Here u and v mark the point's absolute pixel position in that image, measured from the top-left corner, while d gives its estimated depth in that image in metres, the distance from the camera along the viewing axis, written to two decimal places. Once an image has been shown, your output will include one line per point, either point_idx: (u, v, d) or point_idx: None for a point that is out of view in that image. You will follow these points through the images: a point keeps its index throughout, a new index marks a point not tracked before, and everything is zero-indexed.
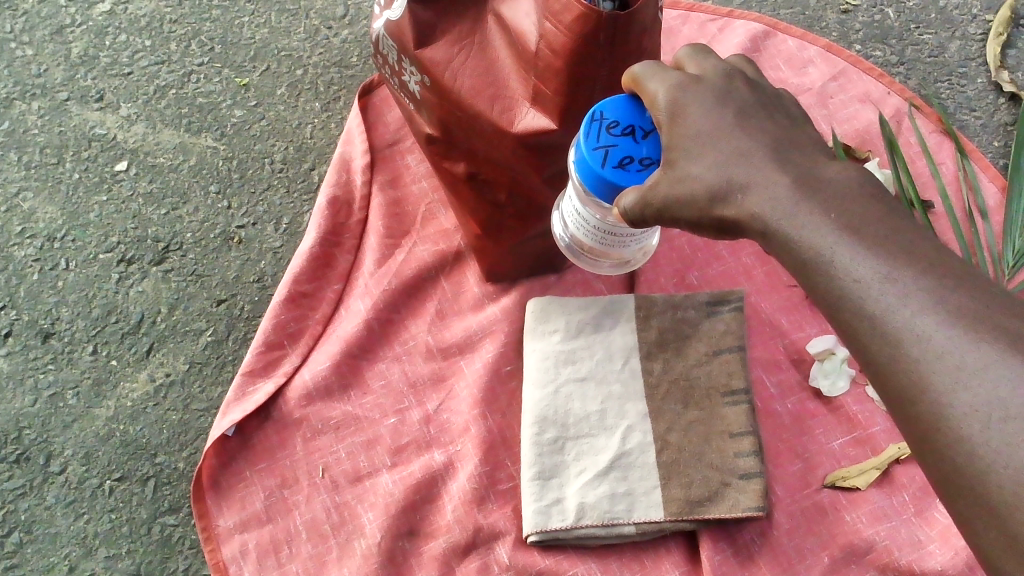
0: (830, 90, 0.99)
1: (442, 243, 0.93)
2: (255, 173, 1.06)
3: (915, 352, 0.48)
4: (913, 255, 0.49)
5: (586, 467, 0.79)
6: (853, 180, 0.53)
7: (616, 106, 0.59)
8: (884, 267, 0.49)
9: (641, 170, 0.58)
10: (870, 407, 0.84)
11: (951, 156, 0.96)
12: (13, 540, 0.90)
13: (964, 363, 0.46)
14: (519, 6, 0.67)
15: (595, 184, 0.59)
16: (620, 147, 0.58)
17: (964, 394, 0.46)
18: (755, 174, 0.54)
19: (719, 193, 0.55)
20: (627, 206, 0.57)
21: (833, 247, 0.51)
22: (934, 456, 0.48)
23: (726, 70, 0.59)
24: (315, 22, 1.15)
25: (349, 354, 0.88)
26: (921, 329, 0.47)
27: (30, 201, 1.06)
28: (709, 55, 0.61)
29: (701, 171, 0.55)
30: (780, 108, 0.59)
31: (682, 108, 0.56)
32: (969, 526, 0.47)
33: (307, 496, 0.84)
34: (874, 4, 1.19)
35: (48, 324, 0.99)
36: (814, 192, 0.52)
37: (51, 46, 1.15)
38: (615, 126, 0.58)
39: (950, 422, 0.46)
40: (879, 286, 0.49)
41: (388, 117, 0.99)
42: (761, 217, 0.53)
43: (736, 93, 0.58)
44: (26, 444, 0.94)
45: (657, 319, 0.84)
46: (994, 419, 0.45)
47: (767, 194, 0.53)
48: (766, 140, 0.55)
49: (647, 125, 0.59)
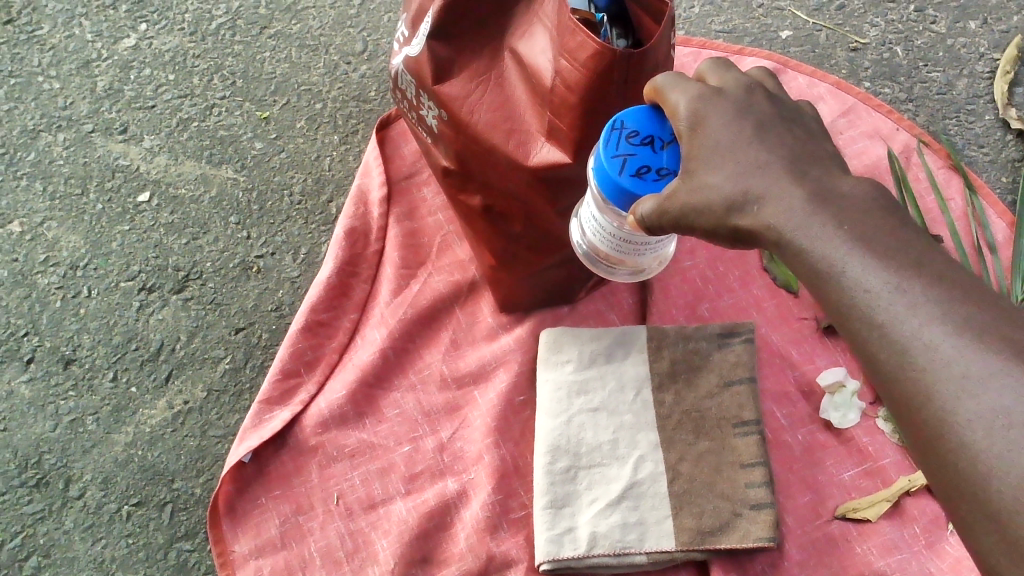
0: (839, 126, 1.01)
1: (457, 274, 0.94)
2: (274, 205, 1.08)
3: (921, 360, 0.49)
4: (923, 268, 0.50)
5: (598, 496, 0.80)
6: (866, 195, 0.54)
7: (636, 116, 0.60)
8: (894, 277, 0.50)
9: (658, 180, 0.59)
10: (881, 439, 0.84)
11: (959, 192, 0.97)
12: (31, 564, 0.91)
13: (970, 371, 0.47)
14: (535, 43, 0.69)
15: (612, 191, 0.60)
16: (639, 156, 0.59)
17: (969, 401, 0.47)
18: (771, 186, 0.55)
19: (735, 203, 0.56)
20: (644, 212, 0.57)
21: (845, 259, 0.52)
22: (938, 467, 0.49)
23: (746, 83, 0.60)
24: (335, 57, 1.18)
25: (364, 383, 0.89)
26: (928, 339, 0.49)
27: (54, 229, 1.08)
28: (730, 68, 0.62)
29: (718, 181, 0.56)
30: (795, 120, 0.60)
31: (702, 118, 0.57)
32: (974, 540, 0.48)
33: (321, 523, 0.85)
34: (882, 42, 1.21)
35: (70, 350, 1.01)
36: (827, 206, 0.53)
37: (77, 80, 1.18)
38: (634, 135, 0.59)
39: (952, 431, 0.47)
40: (889, 296, 0.50)
41: (405, 150, 1.01)
42: (776, 229, 0.54)
43: (756, 105, 0.59)
44: (46, 469, 0.95)
45: (669, 350, 0.86)
46: (998, 426, 0.46)
47: (782, 206, 0.54)
48: (778, 159, 0.56)
49: (665, 136, 0.60)
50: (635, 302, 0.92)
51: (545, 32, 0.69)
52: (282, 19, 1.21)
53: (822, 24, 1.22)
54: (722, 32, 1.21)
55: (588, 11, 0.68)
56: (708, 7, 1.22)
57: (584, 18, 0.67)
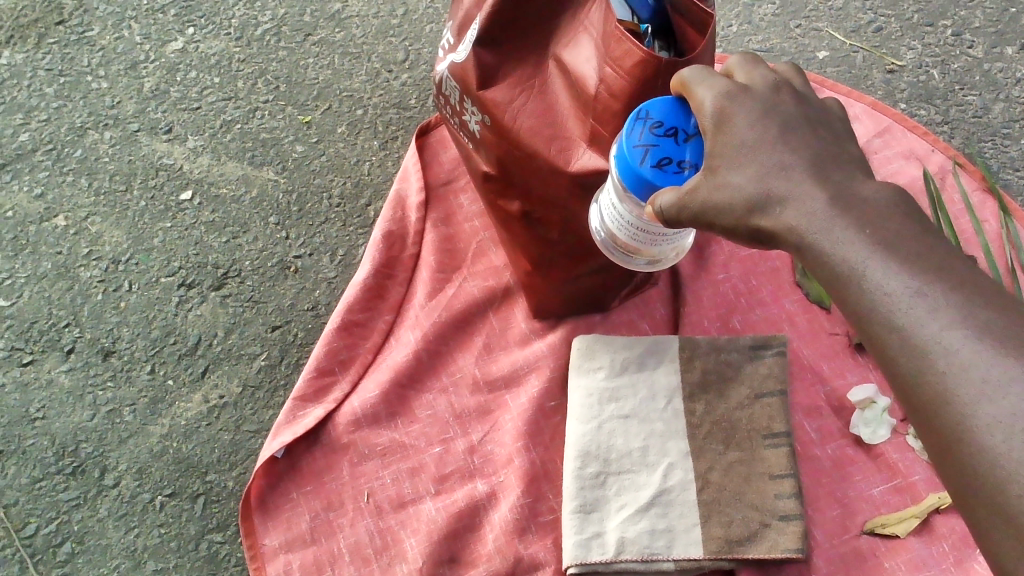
0: (874, 146, 1.02)
1: (492, 279, 0.95)
2: (313, 207, 1.10)
3: (943, 363, 0.50)
4: (944, 275, 0.51)
5: (627, 502, 0.80)
6: (887, 199, 0.55)
7: (662, 107, 0.60)
8: (916, 283, 0.51)
9: (679, 172, 0.60)
10: (910, 456, 0.84)
11: (995, 214, 0.97)
12: (65, 549, 0.92)
13: (989, 376, 0.48)
14: (580, 51, 0.71)
15: (634, 181, 0.60)
16: (661, 147, 0.59)
17: (988, 406, 0.48)
18: (794, 189, 0.56)
19: (757, 204, 0.57)
20: (664, 204, 0.58)
21: (867, 264, 0.53)
22: (955, 473, 0.50)
23: (774, 81, 0.60)
24: (377, 65, 1.21)
25: (397, 383, 0.90)
26: (948, 343, 0.50)
27: (98, 225, 1.10)
28: (759, 64, 0.62)
29: (741, 181, 0.57)
30: (816, 119, 0.60)
31: (728, 117, 0.58)
32: (989, 548, 0.49)
33: (351, 520, 0.86)
34: (919, 65, 1.22)
35: (109, 342, 1.03)
36: (849, 210, 0.54)
37: (125, 80, 1.21)
38: (658, 127, 0.59)
39: (970, 434, 0.48)
40: (910, 300, 0.51)
41: (444, 157, 1.03)
42: (797, 231, 0.55)
43: (782, 104, 0.59)
44: (82, 457, 0.96)
45: (701, 360, 0.86)
46: (1016, 430, 0.47)
47: (803, 209, 0.55)
48: (819, 164, 0.57)
49: (690, 129, 0.61)
50: (667, 313, 0.93)
51: (591, 40, 0.70)
52: (326, 27, 1.24)
53: (860, 45, 1.23)
54: (760, 50, 1.22)
55: (633, 22, 0.69)
56: (746, 27, 1.24)
57: (628, 29, 0.68)
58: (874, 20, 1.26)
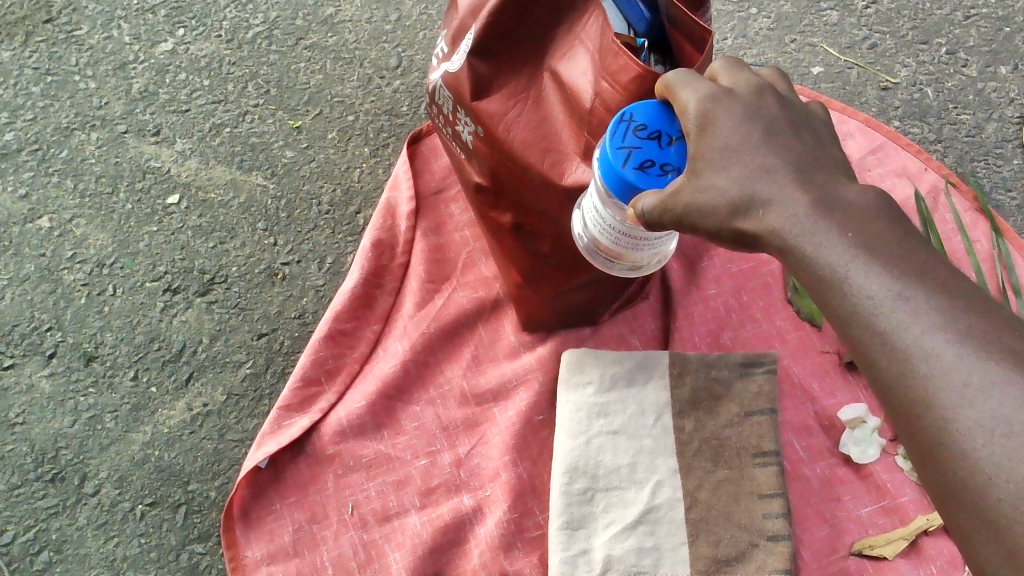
0: (868, 163, 1.01)
1: (481, 290, 0.95)
2: (302, 213, 1.09)
3: (924, 369, 0.49)
4: (925, 277, 0.51)
5: (614, 519, 0.79)
6: (877, 207, 0.54)
7: (646, 110, 0.59)
8: (898, 286, 0.50)
9: (662, 175, 0.59)
10: (900, 476, 0.84)
11: (986, 235, 0.97)
12: (42, 558, 0.90)
13: (970, 380, 0.47)
14: (576, 64, 0.70)
15: (616, 184, 0.59)
16: (645, 150, 0.59)
17: (968, 410, 0.47)
18: (777, 192, 0.55)
19: (740, 206, 0.56)
20: (646, 207, 0.57)
21: (848, 266, 0.52)
22: (943, 504, 0.49)
23: (758, 84, 0.60)
24: (369, 71, 1.20)
25: (384, 395, 0.89)
26: (929, 347, 0.49)
27: (83, 227, 1.09)
28: (742, 68, 0.61)
29: (724, 183, 0.56)
30: (803, 128, 0.59)
31: (711, 120, 0.57)
32: None
33: (335, 533, 0.84)
34: (913, 83, 1.22)
35: (92, 348, 1.01)
36: (832, 214, 0.53)
37: (113, 80, 1.19)
38: (642, 129, 0.59)
39: (950, 439, 0.48)
40: (891, 304, 0.50)
41: (435, 166, 1.02)
42: (780, 234, 0.54)
43: (766, 108, 0.59)
44: (62, 464, 0.95)
45: (690, 377, 0.86)
46: (998, 434, 0.46)
47: (786, 212, 0.54)
48: (817, 178, 0.56)
49: (674, 133, 0.60)
50: (658, 329, 0.92)
51: (587, 53, 0.69)
52: (318, 31, 1.23)
53: (854, 61, 1.23)
54: (755, 64, 1.22)
55: (629, 36, 0.68)
56: (741, 40, 1.23)
57: (624, 42, 0.67)
58: (869, 37, 1.26)
